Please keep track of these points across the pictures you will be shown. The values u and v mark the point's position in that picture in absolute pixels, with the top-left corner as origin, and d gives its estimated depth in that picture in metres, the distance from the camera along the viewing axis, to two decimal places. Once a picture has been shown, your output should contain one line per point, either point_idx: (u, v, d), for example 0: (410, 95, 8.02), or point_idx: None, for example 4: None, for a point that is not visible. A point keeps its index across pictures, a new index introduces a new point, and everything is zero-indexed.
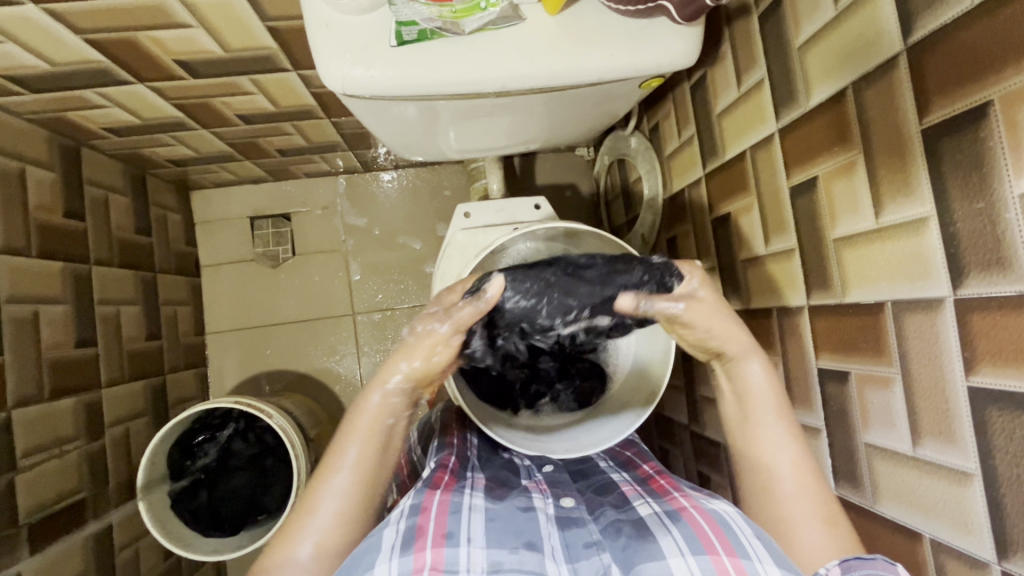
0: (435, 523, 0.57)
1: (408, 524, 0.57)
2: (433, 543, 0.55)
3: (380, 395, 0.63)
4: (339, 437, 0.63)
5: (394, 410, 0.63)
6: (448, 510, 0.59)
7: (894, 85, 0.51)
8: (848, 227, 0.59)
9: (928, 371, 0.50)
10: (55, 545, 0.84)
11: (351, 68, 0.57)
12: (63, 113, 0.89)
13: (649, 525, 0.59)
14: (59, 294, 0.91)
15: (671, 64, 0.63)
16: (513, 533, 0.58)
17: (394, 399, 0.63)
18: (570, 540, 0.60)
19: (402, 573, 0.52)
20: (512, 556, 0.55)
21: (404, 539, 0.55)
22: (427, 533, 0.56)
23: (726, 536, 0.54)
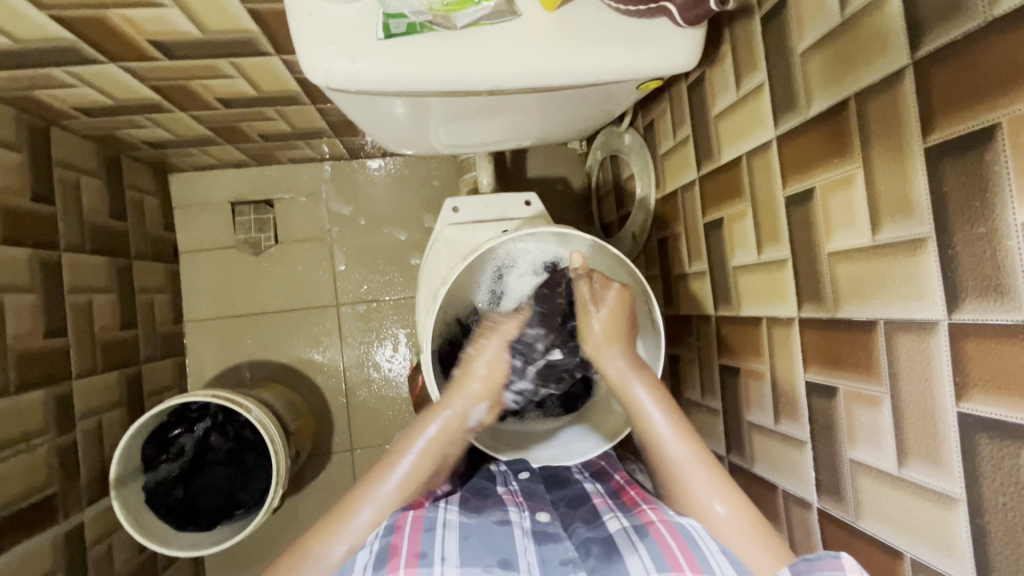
0: (409, 542, 0.59)
1: (381, 545, 0.59)
2: (404, 565, 0.56)
3: (438, 423, 0.69)
4: (399, 442, 0.70)
5: (449, 439, 0.70)
6: (422, 527, 0.60)
7: (897, 102, 0.49)
8: (843, 241, 0.58)
9: (918, 394, 0.50)
10: (22, 544, 0.81)
11: (336, 61, 0.54)
12: (29, 91, 0.84)
13: (618, 543, 0.60)
14: (25, 283, 0.87)
15: (670, 67, 0.61)
16: (489, 549, 0.59)
17: (450, 427, 0.70)
18: (547, 556, 0.61)
19: None
20: (486, 574, 0.56)
21: (379, 558, 0.58)
22: (400, 552, 0.58)
23: (692, 552, 0.55)
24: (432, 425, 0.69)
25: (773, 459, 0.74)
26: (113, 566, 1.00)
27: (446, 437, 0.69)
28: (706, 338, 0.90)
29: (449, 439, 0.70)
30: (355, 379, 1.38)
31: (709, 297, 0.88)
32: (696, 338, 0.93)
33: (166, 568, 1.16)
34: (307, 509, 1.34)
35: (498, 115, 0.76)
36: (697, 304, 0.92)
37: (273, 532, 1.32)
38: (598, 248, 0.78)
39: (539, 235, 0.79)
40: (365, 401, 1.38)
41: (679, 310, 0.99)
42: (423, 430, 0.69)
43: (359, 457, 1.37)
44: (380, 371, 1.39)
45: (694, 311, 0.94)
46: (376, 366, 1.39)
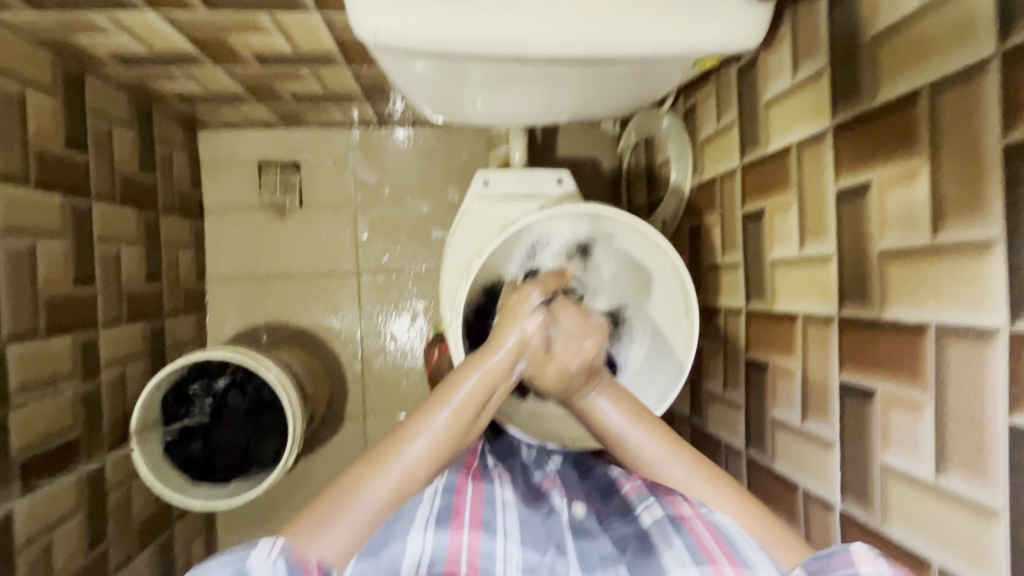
0: (472, 508, 0.62)
1: (444, 503, 0.62)
2: (468, 526, 0.60)
3: (449, 410, 0.62)
4: (439, 390, 0.63)
5: (492, 391, 0.64)
6: (483, 499, 0.64)
7: (977, 96, 0.47)
8: (898, 240, 0.55)
9: (966, 401, 0.48)
10: (47, 483, 0.83)
11: (387, 17, 0.52)
12: (67, 35, 0.83)
13: (653, 538, 0.60)
14: (56, 229, 0.87)
15: (735, 47, 0.59)
16: (543, 537, 0.63)
17: (494, 378, 0.64)
18: (584, 550, 0.62)
19: (438, 547, 0.57)
20: (544, 561, 0.60)
21: (443, 513, 0.60)
22: (463, 514, 0.61)
23: (729, 547, 0.55)
24: (474, 376, 0.64)
25: (795, 456, 0.73)
26: (131, 511, 1.02)
27: (462, 425, 0.62)
28: (733, 330, 0.89)
29: (494, 389, 0.65)
30: (371, 348, 1.38)
31: (741, 290, 0.86)
32: (722, 330, 0.92)
33: (180, 517, 1.19)
34: (318, 471, 1.36)
35: (538, 86, 0.74)
36: (727, 296, 0.90)
37: (284, 491, 1.35)
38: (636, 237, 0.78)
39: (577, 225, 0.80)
40: (380, 369, 1.39)
41: (707, 300, 0.97)
42: (434, 415, 0.61)
43: (370, 424, 1.38)
44: (396, 341, 1.39)
45: (724, 303, 0.92)
46: (392, 336, 1.39)
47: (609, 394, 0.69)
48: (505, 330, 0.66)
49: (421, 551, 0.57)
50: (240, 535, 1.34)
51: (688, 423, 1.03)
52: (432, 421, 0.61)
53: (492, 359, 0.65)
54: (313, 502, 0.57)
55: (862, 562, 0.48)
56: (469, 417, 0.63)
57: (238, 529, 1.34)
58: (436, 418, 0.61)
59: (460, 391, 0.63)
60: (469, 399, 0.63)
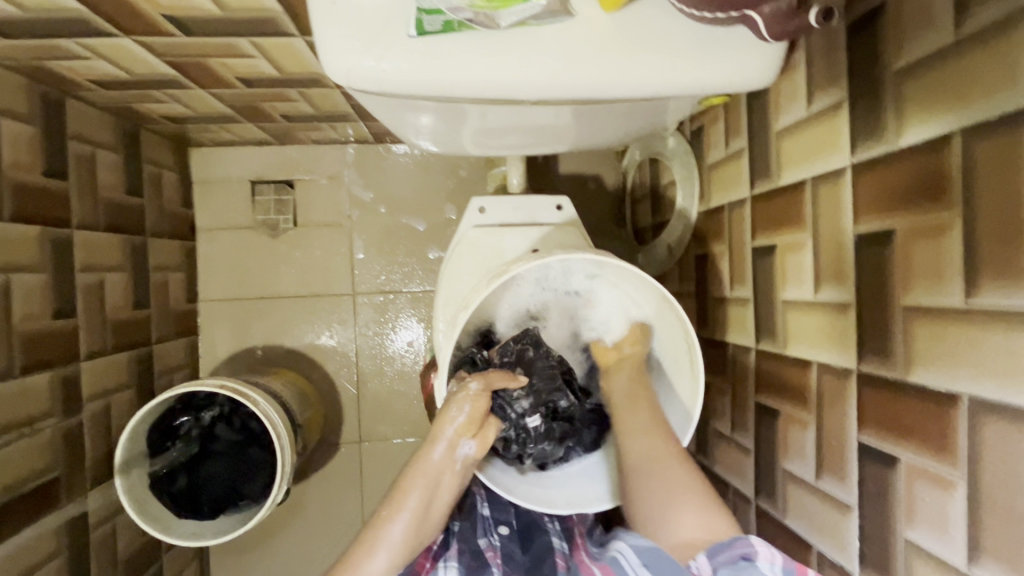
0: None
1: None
2: None
3: (403, 515, 0.64)
4: (392, 495, 0.65)
5: (441, 479, 0.66)
6: None
7: (1019, 147, 0.42)
8: (926, 297, 0.50)
9: (1005, 489, 0.43)
10: (24, 528, 0.80)
11: (361, 58, 0.48)
12: (42, 61, 0.79)
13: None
14: (34, 262, 0.84)
15: (744, 84, 0.54)
16: None
17: (438, 468, 0.66)
18: None
19: None
20: None
21: None
22: None
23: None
24: (418, 476, 0.65)
25: (808, 514, 0.68)
26: (115, 549, 0.99)
27: (415, 529, 0.64)
28: (742, 370, 0.84)
29: (441, 481, 0.66)
30: (367, 371, 1.35)
31: (750, 327, 0.81)
32: (730, 367, 0.87)
33: (169, 549, 1.16)
34: (313, 498, 1.32)
35: (535, 125, 0.69)
36: (736, 332, 0.85)
37: (278, 518, 1.31)
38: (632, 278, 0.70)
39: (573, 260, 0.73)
40: (375, 393, 1.35)
41: (714, 334, 0.92)
42: (388, 528, 0.63)
43: (367, 450, 1.35)
44: (393, 364, 1.35)
45: (731, 339, 0.87)
46: (389, 359, 1.35)
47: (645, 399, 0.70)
48: (438, 426, 0.67)
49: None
50: (233, 563, 1.30)
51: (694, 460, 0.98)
52: (386, 535, 0.63)
53: (429, 457, 0.66)
54: None
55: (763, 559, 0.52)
56: (419, 519, 0.64)
57: (231, 557, 1.30)
58: (389, 529, 0.63)
59: (409, 492, 0.65)
60: (418, 501, 0.65)
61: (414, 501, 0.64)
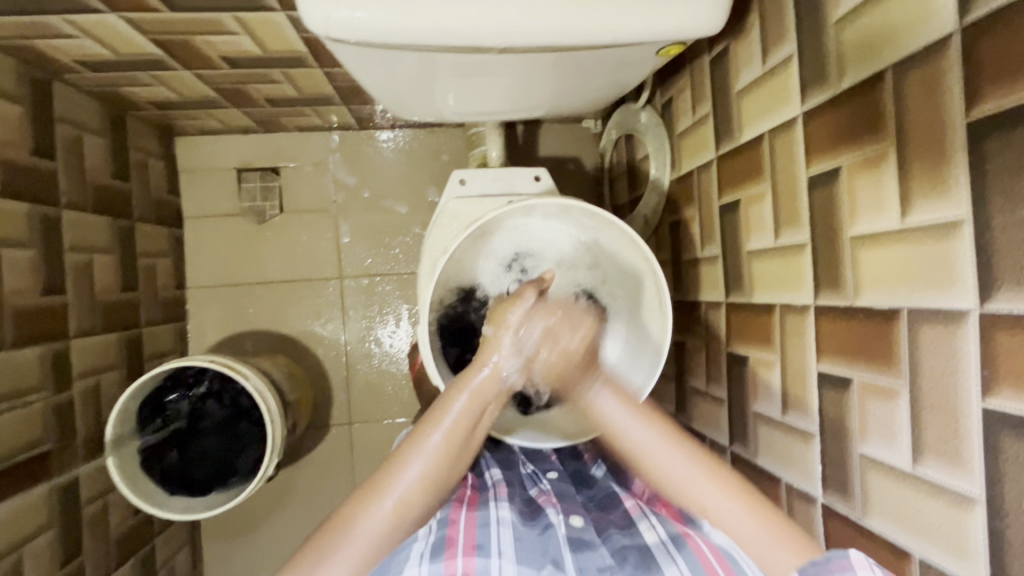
0: (465, 535, 0.63)
1: (437, 537, 0.63)
2: (462, 553, 0.61)
3: (442, 431, 0.64)
4: (429, 412, 0.66)
5: (487, 400, 0.67)
6: (476, 523, 0.65)
7: (939, 75, 0.46)
8: (869, 224, 0.54)
9: (939, 388, 0.47)
10: (17, 496, 0.81)
11: (337, 8, 0.53)
12: (30, 41, 0.82)
13: (654, 554, 0.63)
14: (22, 238, 0.86)
15: (693, 29, 0.59)
16: (539, 552, 0.63)
17: (484, 391, 0.67)
18: (583, 564, 0.63)
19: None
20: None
21: (435, 547, 0.62)
22: (457, 542, 0.62)
23: (730, 566, 0.59)
24: (460, 398, 0.66)
25: (777, 450, 0.71)
26: (108, 526, 1.00)
27: (455, 446, 0.65)
28: (715, 325, 0.87)
29: (484, 408, 0.67)
30: (356, 354, 1.37)
31: (720, 284, 0.85)
32: (704, 325, 0.91)
33: (161, 531, 1.16)
34: (303, 481, 1.34)
35: (509, 79, 0.71)
36: (708, 290, 0.89)
37: (270, 500, 1.32)
38: (600, 218, 0.77)
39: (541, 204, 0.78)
40: (364, 376, 1.37)
41: (688, 295, 0.95)
42: (425, 440, 0.64)
43: (357, 431, 1.36)
44: (381, 346, 1.37)
45: (704, 297, 0.90)
46: (377, 342, 1.37)
47: (613, 395, 0.69)
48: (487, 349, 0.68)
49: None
50: (226, 547, 1.31)
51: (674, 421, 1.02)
52: (424, 444, 0.64)
53: (475, 380, 0.67)
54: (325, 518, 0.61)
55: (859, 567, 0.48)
56: (460, 439, 0.65)
57: (223, 541, 1.31)
58: (428, 440, 0.64)
59: (449, 411, 0.66)
60: (459, 420, 0.65)
61: (454, 421, 0.65)
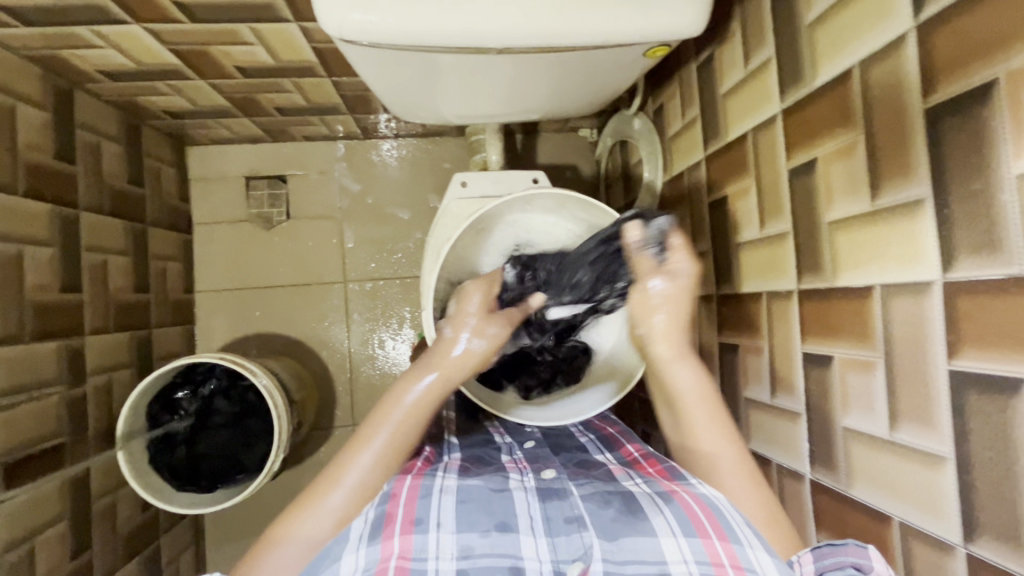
0: (405, 510, 0.59)
1: (377, 513, 0.58)
2: (400, 531, 0.56)
3: (394, 424, 0.65)
4: (385, 402, 0.66)
5: (438, 393, 0.67)
6: (418, 495, 0.61)
7: (899, 68, 0.50)
8: (844, 209, 0.58)
9: (910, 356, 0.50)
10: (32, 485, 0.84)
11: (351, 13, 0.59)
12: (57, 51, 0.87)
13: (640, 501, 0.61)
14: (43, 237, 0.90)
15: (677, 34, 0.65)
16: (486, 514, 0.60)
17: (437, 385, 0.67)
18: (550, 515, 0.60)
19: (370, 562, 0.54)
20: (483, 540, 0.57)
21: (375, 527, 0.57)
22: (396, 520, 0.58)
23: (717, 520, 0.56)
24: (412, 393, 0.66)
25: (767, 433, 0.74)
26: (116, 521, 1.02)
27: (402, 440, 0.65)
28: (707, 318, 0.91)
29: (434, 402, 0.67)
30: (359, 357, 1.39)
31: (711, 277, 0.89)
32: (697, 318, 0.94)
33: (167, 530, 1.18)
34: (306, 483, 1.35)
35: (507, 80, 0.76)
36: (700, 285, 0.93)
37: (274, 501, 1.34)
38: (590, 207, 0.83)
39: (539, 197, 0.84)
40: (367, 378, 1.39)
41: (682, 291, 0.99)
42: (376, 433, 0.64)
43: None
44: (384, 349, 1.40)
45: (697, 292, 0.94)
46: (380, 345, 1.40)
47: (694, 376, 0.68)
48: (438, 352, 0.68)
49: (354, 569, 0.54)
50: (229, 548, 1.32)
51: None
52: (370, 442, 0.64)
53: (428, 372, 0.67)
54: (275, 523, 0.62)
55: (875, 560, 0.50)
56: (410, 433, 0.65)
57: (227, 542, 1.32)
58: (374, 437, 0.64)
59: (403, 406, 0.66)
60: (408, 414, 0.65)
61: (407, 415, 0.65)
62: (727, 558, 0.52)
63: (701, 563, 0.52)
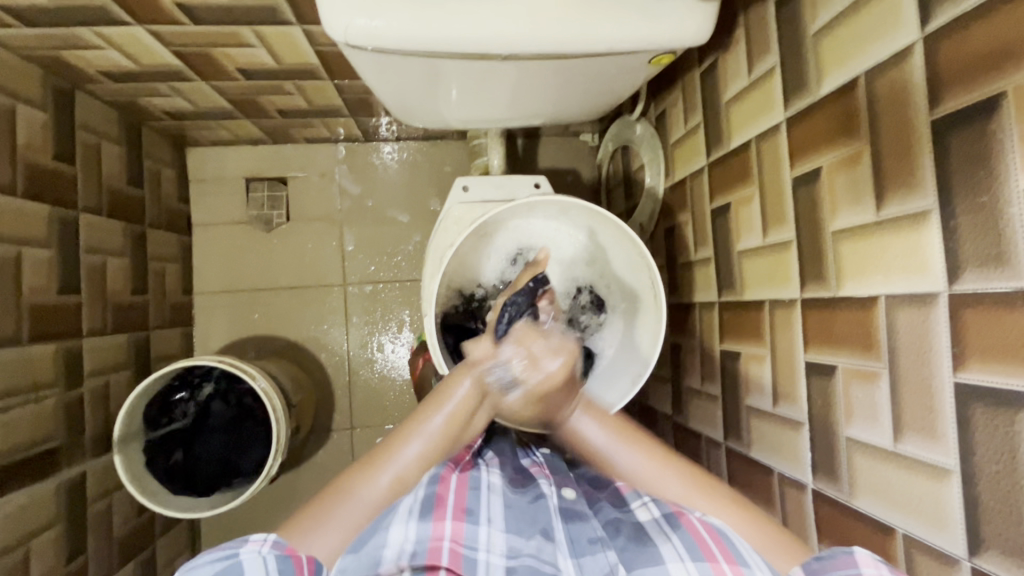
0: (455, 497, 0.61)
1: (427, 493, 0.60)
2: (451, 516, 0.58)
3: (446, 413, 0.63)
4: (440, 388, 0.65)
5: (495, 381, 0.66)
6: (468, 485, 0.62)
7: (906, 79, 0.50)
8: (848, 218, 0.58)
9: (915, 368, 0.50)
10: (27, 488, 0.83)
11: (355, 17, 0.59)
12: (59, 52, 0.87)
13: (650, 530, 0.60)
14: (42, 238, 0.89)
15: (683, 40, 0.65)
16: (529, 521, 0.61)
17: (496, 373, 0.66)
18: (575, 533, 0.61)
19: (421, 537, 0.56)
20: (529, 543, 0.58)
21: (423, 505, 0.59)
22: (447, 504, 0.60)
23: (726, 545, 0.55)
24: (465, 383, 0.65)
25: (769, 442, 0.74)
26: (112, 524, 1.01)
27: (456, 429, 0.63)
28: (708, 325, 0.91)
29: (487, 393, 0.66)
30: (358, 360, 1.39)
31: (713, 285, 0.89)
32: (698, 325, 0.94)
33: (163, 533, 1.17)
34: (303, 486, 1.34)
35: (511, 86, 0.76)
36: (701, 291, 0.93)
37: (271, 504, 1.33)
38: (594, 214, 0.82)
39: (542, 204, 0.84)
40: (366, 381, 1.39)
41: (683, 297, 0.99)
42: (429, 419, 0.62)
43: (358, 436, 1.38)
44: (383, 352, 1.39)
45: (698, 298, 0.94)
46: (379, 348, 1.39)
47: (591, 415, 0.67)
48: (495, 333, 0.69)
49: (404, 540, 0.56)
50: None
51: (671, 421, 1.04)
52: (424, 425, 0.62)
53: (483, 364, 0.66)
54: (322, 494, 0.59)
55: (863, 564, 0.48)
56: (462, 421, 0.64)
57: (223, 545, 1.32)
58: (429, 422, 0.62)
59: (456, 395, 0.64)
60: (462, 403, 0.64)
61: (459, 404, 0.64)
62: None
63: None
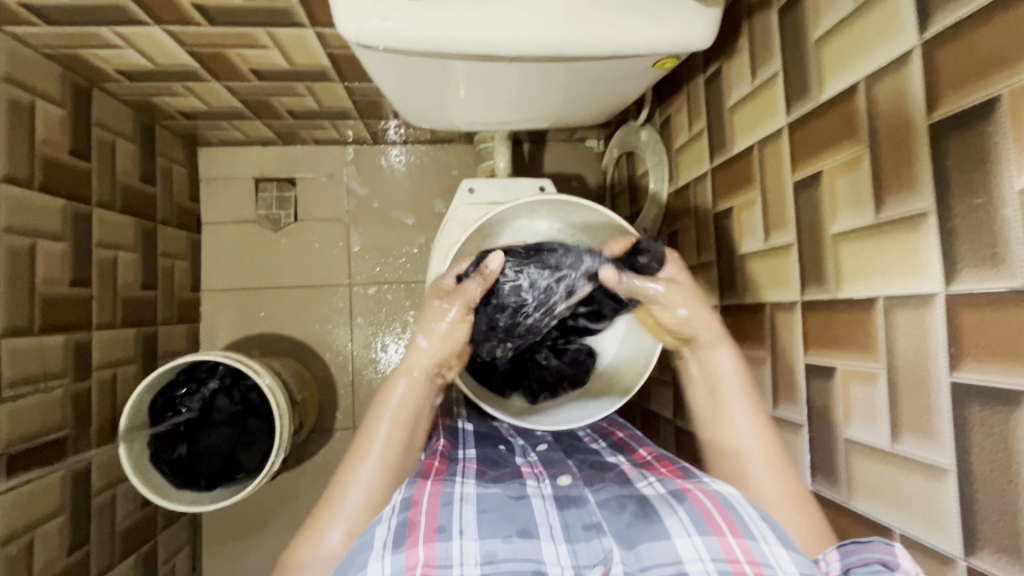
0: (428, 516, 0.57)
1: (401, 520, 0.57)
2: (423, 539, 0.54)
3: (378, 450, 0.68)
4: (366, 427, 0.70)
5: (418, 401, 0.73)
6: (439, 502, 0.59)
7: (905, 83, 0.51)
8: (848, 222, 0.59)
9: (913, 368, 0.51)
10: (34, 477, 0.84)
11: (367, 18, 0.60)
12: (78, 50, 0.89)
13: (654, 505, 0.60)
14: (56, 230, 0.91)
15: (686, 46, 0.67)
16: (506, 521, 0.58)
17: (416, 392, 0.73)
18: (569, 523, 0.60)
19: (395, 571, 0.52)
20: (506, 546, 0.55)
21: (398, 533, 0.55)
22: (419, 528, 0.56)
23: (732, 517, 0.55)
24: (387, 416, 0.70)
25: None
26: (115, 517, 1.02)
27: (392, 463, 0.68)
28: None
29: (413, 417, 0.72)
30: (362, 360, 1.40)
31: (715, 289, 0.89)
32: None
33: (165, 527, 1.18)
34: (304, 485, 1.35)
35: (517, 87, 0.77)
36: (703, 295, 0.93)
37: (272, 502, 1.33)
38: (594, 213, 0.84)
39: (544, 205, 0.85)
40: (370, 381, 1.40)
41: None
42: (362, 464, 0.67)
43: None
44: (386, 352, 1.40)
45: (700, 302, 0.94)
46: (382, 349, 1.40)
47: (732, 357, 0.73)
48: (419, 329, 0.74)
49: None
50: (226, 548, 1.32)
51: (672, 425, 1.04)
52: (359, 471, 0.66)
53: (398, 394, 0.72)
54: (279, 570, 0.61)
55: (900, 556, 0.48)
56: (395, 453, 0.69)
57: (224, 542, 1.32)
58: (363, 465, 0.67)
59: (385, 429, 0.70)
60: (392, 434, 0.70)
61: (389, 435, 0.69)
62: (743, 554, 0.51)
63: (718, 560, 0.51)
